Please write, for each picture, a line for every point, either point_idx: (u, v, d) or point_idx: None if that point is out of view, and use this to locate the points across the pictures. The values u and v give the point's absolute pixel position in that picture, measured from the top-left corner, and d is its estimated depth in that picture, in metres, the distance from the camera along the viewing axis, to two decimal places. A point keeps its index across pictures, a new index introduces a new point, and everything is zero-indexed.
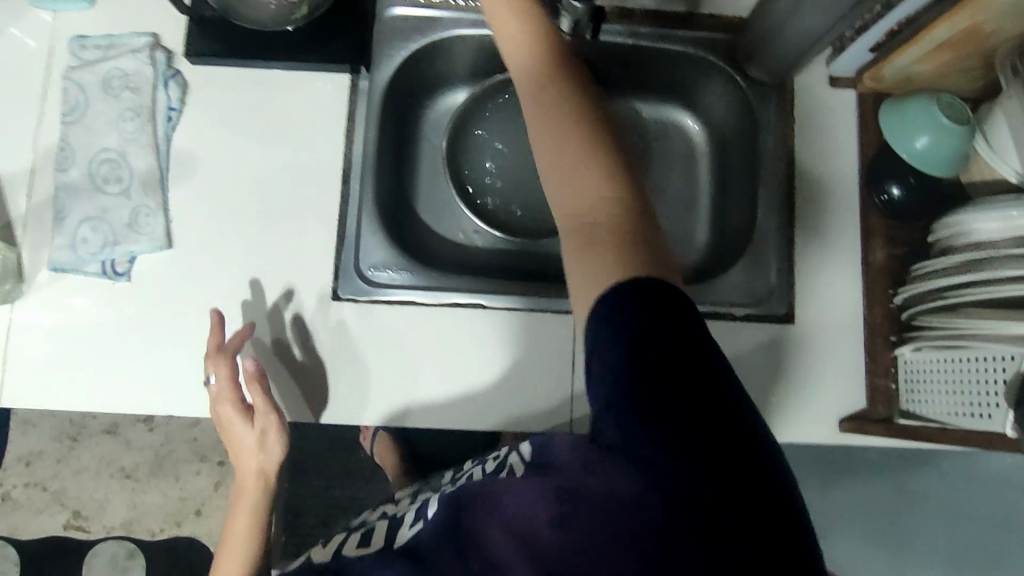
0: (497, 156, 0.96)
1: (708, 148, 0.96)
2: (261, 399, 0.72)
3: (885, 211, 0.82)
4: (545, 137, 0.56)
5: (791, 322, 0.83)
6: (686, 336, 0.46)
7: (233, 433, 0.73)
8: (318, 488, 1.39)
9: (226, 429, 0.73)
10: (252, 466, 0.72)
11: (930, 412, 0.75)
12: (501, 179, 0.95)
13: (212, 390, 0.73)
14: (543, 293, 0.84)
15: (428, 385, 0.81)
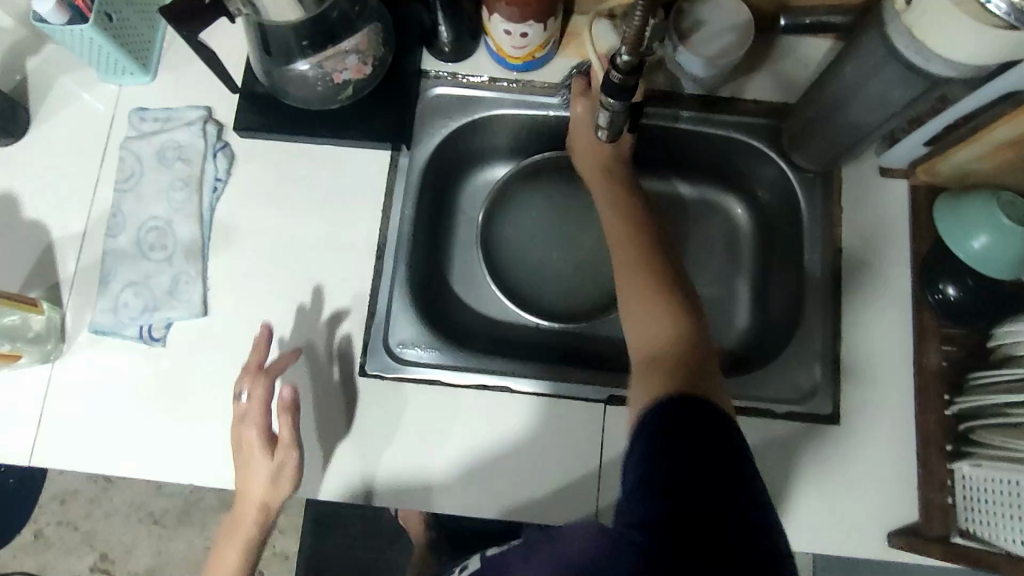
0: (533, 232, 0.96)
1: (750, 231, 0.94)
2: (287, 432, 0.71)
3: (941, 310, 0.77)
4: (629, 273, 0.68)
5: (836, 423, 0.78)
6: (698, 422, 0.53)
7: (249, 460, 0.73)
8: (340, 548, 1.35)
9: (250, 442, 0.72)
10: (256, 496, 0.73)
11: (992, 537, 0.68)
12: (536, 256, 0.96)
13: (241, 408, 0.74)
14: (573, 377, 0.81)
15: (449, 467, 0.78)
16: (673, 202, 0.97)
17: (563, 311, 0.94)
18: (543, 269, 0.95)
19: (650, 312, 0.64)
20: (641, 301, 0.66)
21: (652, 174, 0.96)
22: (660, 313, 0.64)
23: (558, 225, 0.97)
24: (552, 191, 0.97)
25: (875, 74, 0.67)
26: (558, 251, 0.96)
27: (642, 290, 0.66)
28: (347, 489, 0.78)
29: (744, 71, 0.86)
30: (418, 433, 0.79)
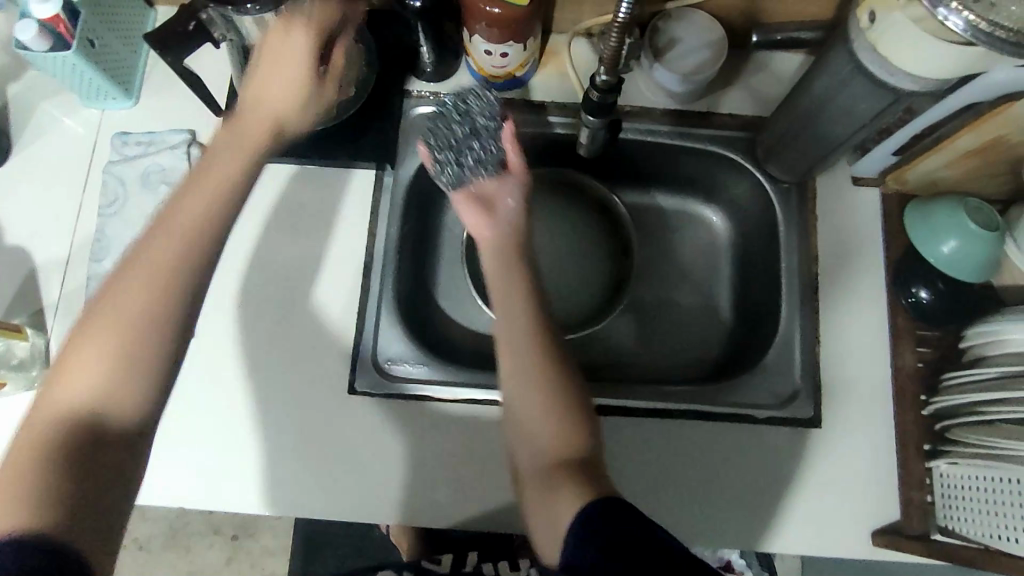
0: None
1: (729, 242, 0.96)
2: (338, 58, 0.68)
3: (914, 314, 0.80)
4: (512, 367, 0.62)
5: (818, 426, 0.80)
6: (616, 517, 0.52)
7: (274, 49, 0.64)
8: (330, 568, 1.34)
9: (293, 57, 0.63)
10: (273, 107, 0.63)
11: (969, 532, 0.70)
12: None
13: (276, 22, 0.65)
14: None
15: (439, 482, 0.80)
16: (652, 215, 0.99)
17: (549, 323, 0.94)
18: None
19: (544, 410, 0.60)
20: (531, 399, 0.61)
21: (631, 187, 0.99)
22: (553, 410, 0.60)
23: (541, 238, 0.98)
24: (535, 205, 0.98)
25: (843, 88, 0.69)
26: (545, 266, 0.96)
27: (530, 382, 0.61)
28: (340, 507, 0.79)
29: (719, 86, 0.88)
30: (410, 449, 0.80)
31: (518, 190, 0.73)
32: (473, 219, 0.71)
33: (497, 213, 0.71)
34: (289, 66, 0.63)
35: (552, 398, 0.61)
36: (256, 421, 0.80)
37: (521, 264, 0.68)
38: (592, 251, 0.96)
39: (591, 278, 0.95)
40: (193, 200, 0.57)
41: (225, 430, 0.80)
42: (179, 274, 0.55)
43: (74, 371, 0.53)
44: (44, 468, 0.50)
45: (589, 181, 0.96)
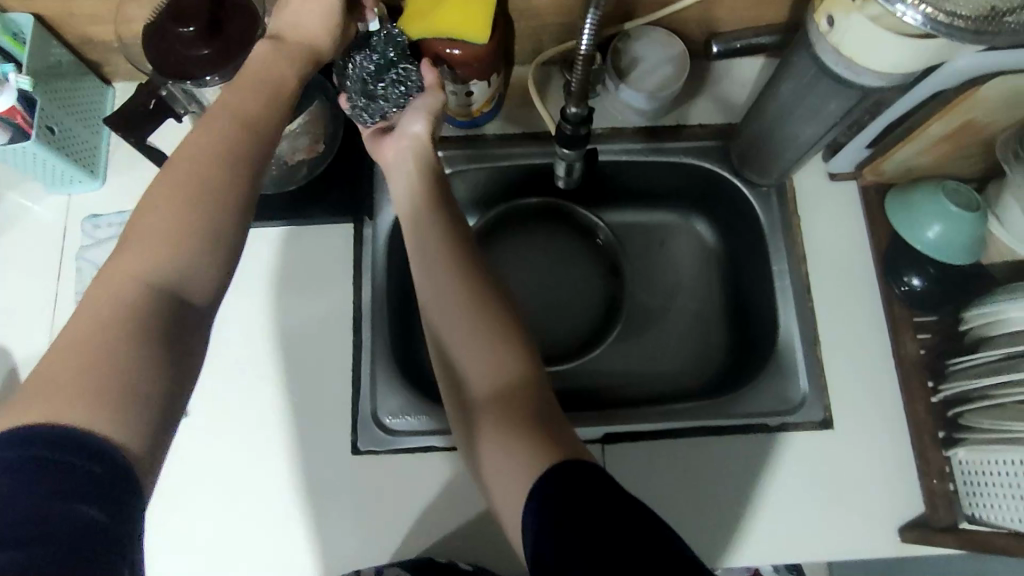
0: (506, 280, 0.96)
1: (716, 249, 0.96)
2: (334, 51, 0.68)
3: (909, 302, 0.80)
4: (456, 315, 0.60)
5: (830, 427, 0.79)
6: (574, 473, 0.49)
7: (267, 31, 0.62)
8: None
9: (274, 64, 0.59)
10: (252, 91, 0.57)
11: (997, 518, 0.69)
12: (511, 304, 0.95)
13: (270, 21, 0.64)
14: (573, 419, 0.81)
15: (454, 534, 0.77)
16: (638, 232, 0.98)
17: (547, 351, 0.92)
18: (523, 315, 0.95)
19: (492, 354, 0.59)
20: (477, 342, 0.59)
21: (613, 207, 0.98)
22: (502, 354, 0.59)
23: (532, 267, 0.97)
24: (522, 235, 0.98)
25: (810, 89, 0.69)
26: (533, 296, 0.95)
27: (473, 325, 0.60)
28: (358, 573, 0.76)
29: (685, 99, 0.88)
30: (422, 505, 0.78)
31: (415, 108, 0.68)
32: (385, 149, 0.70)
33: (395, 133, 0.69)
34: (280, 59, 0.59)
35: (482, 325, 0.60)
36: (259, 494, 0.77)
37: (445, 201, 0.67)
38: (584, 274, 0.96)
39: (586, 301, 0.95)
40: (245, 98, 0.56)
41: (230, 508, 0.77)
42: (226, 165, 0.52)
43: (129, 264, 0.49)
44: (87, 386, 0.43)
45: (572, 208, 0.95)
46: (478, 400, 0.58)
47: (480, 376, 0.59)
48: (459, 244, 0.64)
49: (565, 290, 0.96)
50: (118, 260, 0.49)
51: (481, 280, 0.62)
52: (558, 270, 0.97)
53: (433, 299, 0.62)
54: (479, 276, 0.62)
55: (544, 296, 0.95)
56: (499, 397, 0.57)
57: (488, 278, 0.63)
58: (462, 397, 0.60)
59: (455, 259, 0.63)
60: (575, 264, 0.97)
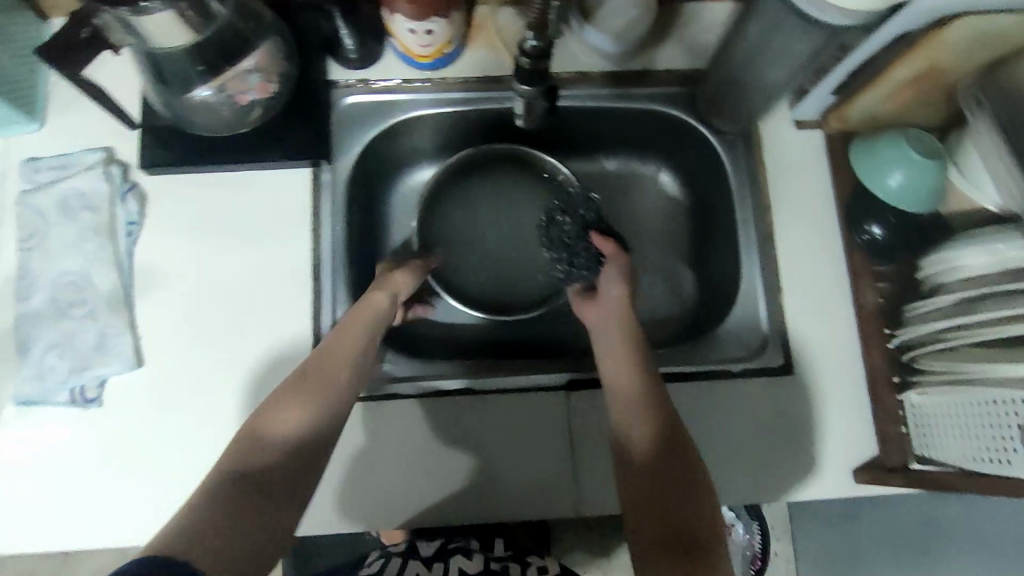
0: (469, 229, 0.95)
1: (683, 198, 0.95)
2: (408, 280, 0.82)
3: (869, 251, 0.80)
4: (633, 408, 0.67)
5: (790, 372, 0.80)
6: None
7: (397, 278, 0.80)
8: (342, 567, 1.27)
9: (367, 317, 0.73)
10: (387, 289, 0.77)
11: (946, 457, 0.71)
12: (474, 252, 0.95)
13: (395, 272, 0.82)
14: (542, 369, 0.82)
15: (422, 481, 0.77)
16: (602, 181, 0.97)
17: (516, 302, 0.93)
18: (485, 261, 0.95)
19: (660, 448, 0.64)
20: (656, 432, 0.65)
21: (581, 156, 0.97)
22: (664, 449, 0.64)
23: (495, 213, 0.96)
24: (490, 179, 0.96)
25: (776, 31, 0.68)
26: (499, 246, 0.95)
27: (651, 419, 0.66)
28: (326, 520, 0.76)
29: (653, 44, 0.86)
30: (394, 454, 0.77)
31: (612, 276, 0.82)
32: (589, 311, 0.82)
33: (598, 301, 0.81)
34: (370, 323, 0.72)
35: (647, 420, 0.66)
36: (220, 443, 0.77)
37: (638, 324, 0.77)
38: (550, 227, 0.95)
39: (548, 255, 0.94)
40: (350, 346, 0.69)
41: (190, 457, 0.76)
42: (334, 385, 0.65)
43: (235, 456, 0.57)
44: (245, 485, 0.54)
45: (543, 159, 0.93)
46: (636, 496, 0.62)
47: (644, 458, 0.64)
48: (640, 354, 0.72)
49: (529, 241, 0.95)
50: (256, 429, 0.60)
51: (657, 386, 0.69)
52: (521, 221, 0.96)
53: (614, 391, 0.69)
54: (658, 384, 0.69)
55: (508, 244, 0.95)
56: (667, 490, 0.61)
57: (664, 392, 0.69)
58: (629, 493, 0.63)
59: (644, 371, 0.70)
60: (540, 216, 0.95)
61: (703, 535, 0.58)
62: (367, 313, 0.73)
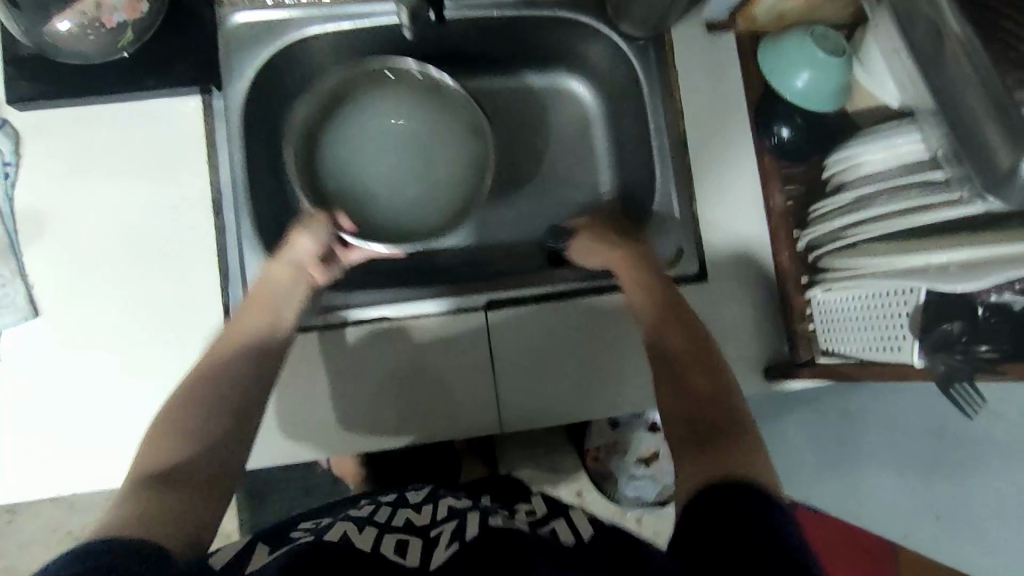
0: (367, 155, 0.88)
1: (600, 111, 0.95)
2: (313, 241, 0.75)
3: (778, 154, 0.80)
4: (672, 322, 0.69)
5: (705, 278, 0.82)
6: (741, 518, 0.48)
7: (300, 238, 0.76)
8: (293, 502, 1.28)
9: (270, 302, 0.71)
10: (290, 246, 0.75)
11: (845, 349, 0.74)
12: (374, 182, 0.88)
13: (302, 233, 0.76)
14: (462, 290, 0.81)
15: (351, 405, 0.79)
16: (519, 97, 0.96)
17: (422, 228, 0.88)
18: (387, 192, 0.88)
19: (686, 364, 0.65)
20: (681, 350, 0.66)
21: (492, 71, 0.94)
22: (702, 364, 0.65)
23: (386, 136, 0.89)
24: (366, 104, 0.87)
25: None
26: (398, 174, 0.89)
27: (687, 330, 0.68)
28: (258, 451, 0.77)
29: None
30: (321, 381, 0.78)
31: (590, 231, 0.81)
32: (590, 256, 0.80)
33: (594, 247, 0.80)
34: (272, 302, 0.71)
35: (685, 337, 0.67)
36: (131, 389, 0.74)
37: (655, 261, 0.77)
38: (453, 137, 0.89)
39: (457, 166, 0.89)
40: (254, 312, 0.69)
41: (101, 405, 0.74)
42: (250, 368, 0.65)
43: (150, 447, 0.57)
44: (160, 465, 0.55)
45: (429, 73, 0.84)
46: (667, 407, 0.63)
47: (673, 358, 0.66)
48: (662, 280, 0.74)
49: (430, 166, 0.89)
50: (159, 438, 0.57)
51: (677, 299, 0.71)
52: (419, 137, 0.89)
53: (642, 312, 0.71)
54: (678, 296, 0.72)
55: (410, 164, 0.89)
56: (694, 407, 0.61)
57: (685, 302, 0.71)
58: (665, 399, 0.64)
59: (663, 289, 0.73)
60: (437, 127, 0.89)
61: (735, 421, 0.59)
62: (270, 291, 0.71)
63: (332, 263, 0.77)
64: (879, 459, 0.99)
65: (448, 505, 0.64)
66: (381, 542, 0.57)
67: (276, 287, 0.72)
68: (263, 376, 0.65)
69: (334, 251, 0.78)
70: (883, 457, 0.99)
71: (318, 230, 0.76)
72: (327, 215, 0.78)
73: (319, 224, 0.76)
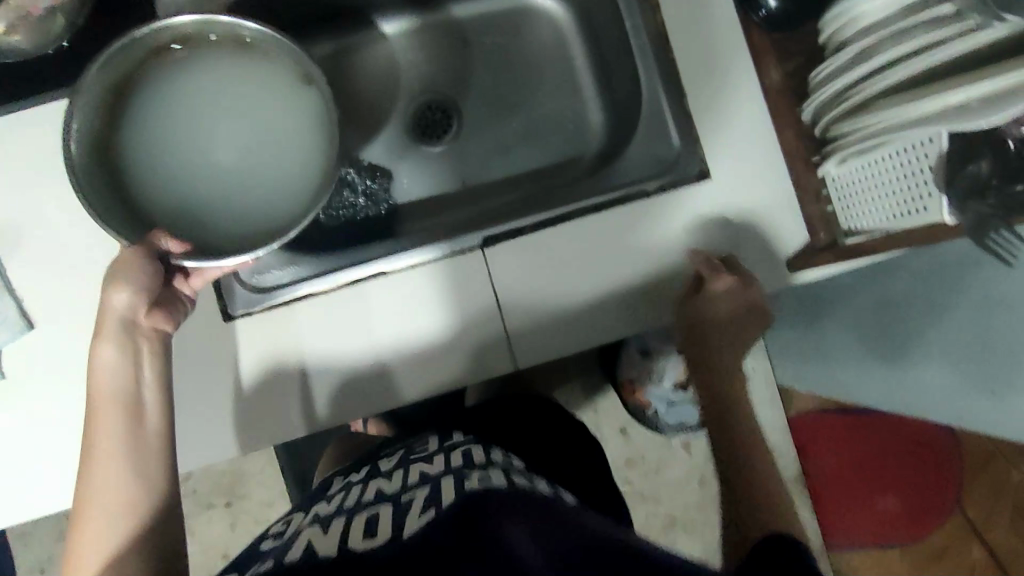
0: (192, 144, 0.70)
1: (573, 22, 0.89)
2: (148, 280, 0.59)
3: (769, 27, 0.73)
4: (707, 397, 0.80)
5: (708, 177, 0.76)
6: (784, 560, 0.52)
7: (113, 292, 0.58)
8: None
9: (107, 402, 0.58)
10: (115, 296, 0.59)
11: (871, 224, 0.68)
12: (218, 167, 0.71)
13: (120, 285, 0.58)
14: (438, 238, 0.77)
15: (362, 373, 0.75)
16: (487, 23, 0.91)
17: (292, 187, 0.71)
18: (202, 191, 0.70)
19: (715, 417, 0.78)
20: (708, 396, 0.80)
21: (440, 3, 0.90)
22: (715, 400, 0.79)
23: (172, 118, 0.70)
24: (139, 91, 0.68)
25: None
26: (242, 143, 0.72)
27: (704, 345, 0.79)
28: (270, 431, 0.74)
29: None
30: (324, 352, 0.74)
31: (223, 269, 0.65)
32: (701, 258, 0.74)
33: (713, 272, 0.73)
34: (109, 415, 0.57)
35: (706, 392, 0.80)
36: None
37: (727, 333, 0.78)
38: (265, 87, 0.71)
39: (291, 121, 0.72)
40: (106, 381, 0.58)
41: None
42: (128, 474, 0.56)
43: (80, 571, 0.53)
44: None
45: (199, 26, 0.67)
46: (756, 468, 0.71)
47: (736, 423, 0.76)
48: (695, 333, 0.78)
49: (265, 107, 0.72)
50: (78, 560, 0.53)
51: (725, 375, 0.80)
52: (218, 104, 0.71)
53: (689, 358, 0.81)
54: (724, 372, 0.80)
55: (223, 141, 0.71)
56: (768, 484, 0.68)
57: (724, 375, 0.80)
58: (759, 475, 0.70)
59: (697, 360, 0.81)
60: (242, 81, 0.71)
61: (755, 470, 0.70)
62: (103, 389, 0.58)
63: (168, 302, 0.62)
64: (926, 341, 0.94)
65: (420, 469, 0.61)
66: (350, 529, 0.51)
67: (108, 372, 0.58)
68: (156, 437, 0.58)
69: (171, 288, 0.63)
70: (930, 338, 0.93)
71: (133, 277, 0.59)
72: (143, 247, 0.60)
73: (131, 266, 0.59)
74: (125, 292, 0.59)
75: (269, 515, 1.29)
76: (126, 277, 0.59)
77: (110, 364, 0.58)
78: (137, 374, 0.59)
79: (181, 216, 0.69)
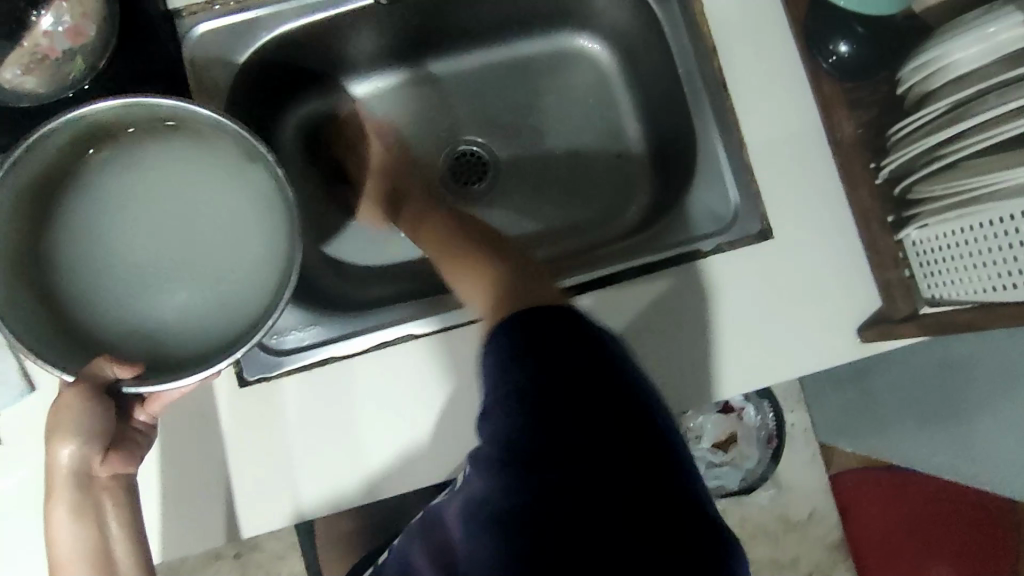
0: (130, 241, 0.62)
1: (619, 68, 0.85)
2: (97, 426, 0.51)
3: (840, 75, 0.69)
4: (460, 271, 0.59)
5: (769, 237, 0.69)
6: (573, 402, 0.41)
7: (58, 452, 0.51)
8: None
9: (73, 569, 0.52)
10: (59, 454, 0.51)
11: (959, 295, 0.61)
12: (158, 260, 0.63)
13: (62, 444, 0.51)
14: (448, 306, 0.71)
15: (387, 447, 0.67)
16: (527, 69, 0.87)
17: (248, 281, 0.62)
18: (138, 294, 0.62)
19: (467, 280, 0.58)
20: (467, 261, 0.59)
21: (478, 45, 0.86)
22: (466, 270, 0.59)
23: (113, 217, 0.62)
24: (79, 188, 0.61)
25: None
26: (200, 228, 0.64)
27: (459, 270, 0.59)
28: (268, 518, 0.66)
29: None
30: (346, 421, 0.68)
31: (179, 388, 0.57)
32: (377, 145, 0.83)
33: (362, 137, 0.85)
34: None
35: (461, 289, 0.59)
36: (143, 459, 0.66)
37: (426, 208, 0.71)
38: (208, 161, 0.64)
39: (242, 199, 0.64)
40: (68, 547, 0.52)
41: None
42: None
43: None
44: None
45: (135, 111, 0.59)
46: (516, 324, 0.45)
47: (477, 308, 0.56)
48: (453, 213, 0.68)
49: (232, 189, 0.64)
50: None
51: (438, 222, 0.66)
52: (163, 190, 0.64)
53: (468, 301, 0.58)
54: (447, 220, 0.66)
55: (179, 237, 0.64)
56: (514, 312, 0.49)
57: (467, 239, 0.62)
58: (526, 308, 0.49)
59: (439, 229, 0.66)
60: (187, 164, 0.63)
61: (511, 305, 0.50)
62: (67, 556, 0.52)
63: (124, 442, 0.55)
64: None
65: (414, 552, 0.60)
66: None
67: (69, 537, 0.52)
68: None
69: (126, 421, 0.56)
70: None
71: (80, 426, 0.51)
72: (82, 383, 0.51)
73: (71, 415, 0.50)
74: (71, 448, 0.51)
75: (281, 568, 1.21)
76: (67, 427, 0.50)
77: (67, 531, 0.51)
78: (102, 526, 0.53)
79: (136, 329, 0.61)
